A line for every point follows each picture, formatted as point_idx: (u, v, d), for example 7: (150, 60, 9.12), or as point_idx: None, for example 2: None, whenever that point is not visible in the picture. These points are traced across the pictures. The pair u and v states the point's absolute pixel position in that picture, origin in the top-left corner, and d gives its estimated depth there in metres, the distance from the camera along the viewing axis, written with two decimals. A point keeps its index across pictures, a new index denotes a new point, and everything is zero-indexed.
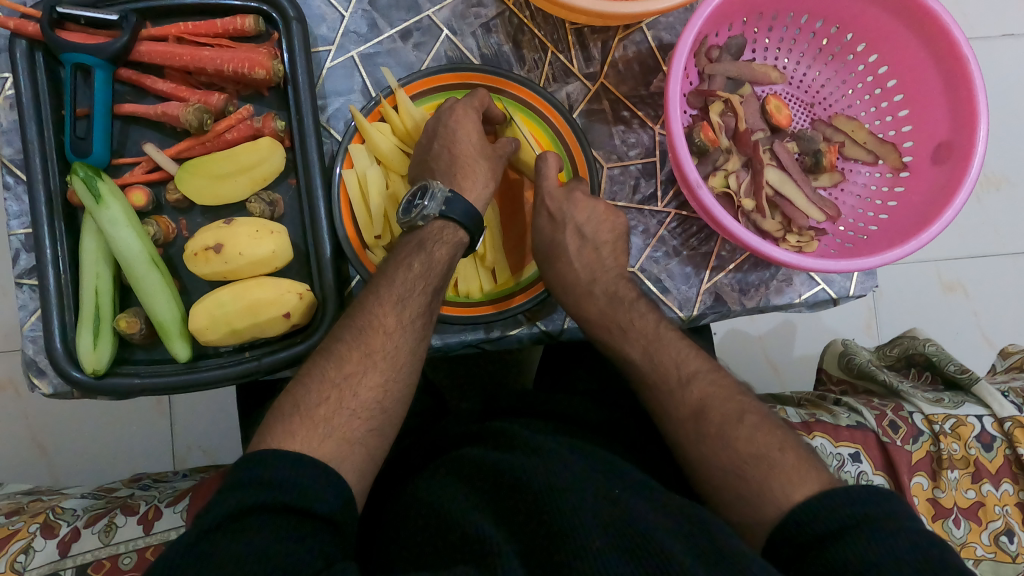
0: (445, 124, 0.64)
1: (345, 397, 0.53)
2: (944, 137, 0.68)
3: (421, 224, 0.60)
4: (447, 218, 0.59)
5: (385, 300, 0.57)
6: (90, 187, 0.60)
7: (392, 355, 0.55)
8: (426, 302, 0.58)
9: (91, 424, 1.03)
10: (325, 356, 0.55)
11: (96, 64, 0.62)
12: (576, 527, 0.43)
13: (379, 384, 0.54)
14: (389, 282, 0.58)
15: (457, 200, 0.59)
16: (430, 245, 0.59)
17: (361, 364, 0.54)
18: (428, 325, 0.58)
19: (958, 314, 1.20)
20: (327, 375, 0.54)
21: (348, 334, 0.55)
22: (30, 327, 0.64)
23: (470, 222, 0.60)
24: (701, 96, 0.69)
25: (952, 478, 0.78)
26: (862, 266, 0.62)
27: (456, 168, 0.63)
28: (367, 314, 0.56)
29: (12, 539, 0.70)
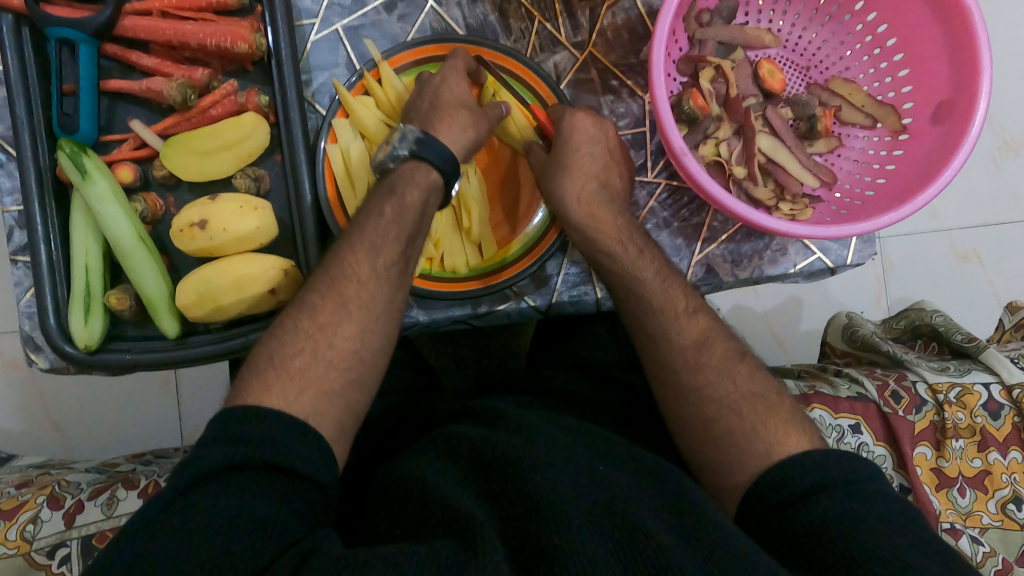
0: (431, 84, 0.63)
1: (319, 347, 0.51)
2: (945, 96, 0.66)
3: (392, 166, 0.60)
4: (420, 158, 0.59)
5: (358, 247, 0.55)
6: (76, 162, 0.60)
7: (368, 303, 0.54)
8: (400, 250, 0.57)
9: (98, 402, 1.05)
10: (299, 309, 0.53)
11: (80, 39, 0.61)
12: (544, 495, 0.42)
13: (355, 334, 0.52)
14: (362, 230, 0.56)
15: (430, 140, 0.59)
16: (401, 188, 0.58)
17: (334, 314, 0.52)
18: (403, 274, 0.57)
19: (972, 283, 1.17)
20: (302, 326, 0.52)
21: (321, 283, 0.54)
22: (26, 304, 0.65)
23: (445, 164, 0.60)
24: (691, 63, 0.67)
25: (956, 447, 0.76)
26: (855, 231, 0.60)
27: (434, 114, 0.61)
28: (340, 263, 0.55)
29: (19, 510, 0.72)
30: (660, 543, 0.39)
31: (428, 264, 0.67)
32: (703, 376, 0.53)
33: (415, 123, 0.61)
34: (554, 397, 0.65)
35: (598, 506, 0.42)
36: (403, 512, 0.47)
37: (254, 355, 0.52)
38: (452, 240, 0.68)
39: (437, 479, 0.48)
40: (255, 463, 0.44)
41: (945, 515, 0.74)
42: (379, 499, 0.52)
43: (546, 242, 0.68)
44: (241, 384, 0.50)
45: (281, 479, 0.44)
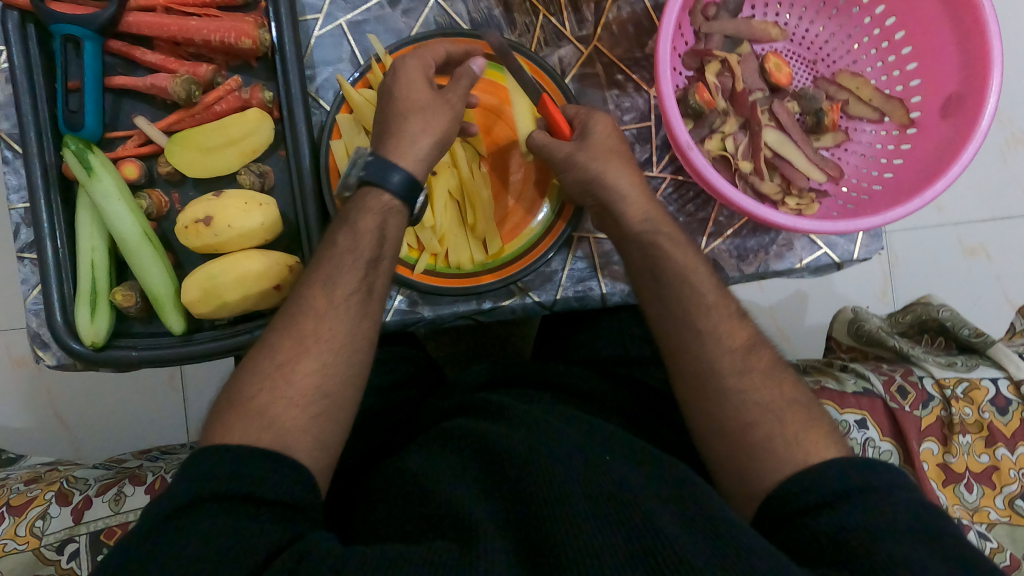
0: (391, 80, 0.59)
1: (278, 386, 0.50)
2: (954, 89, 0.65)
3: (352, 190, 0.60)
4: (366, 182, 0.56)
5: (313, 283, 0.54)
6: (82, 159, 0.60)
7: (328, 336, 0.52)
8: (359, 277, 0.55)
9: (105, 399, 1.05)
10: (262, 349, 0.52)
11: (85, 36, 0.61)
12: (547, 494, 0.42)
13: (315, 368, 0.51)
14: (319, 265, 0.55)
15: (374, 163, 0.56)
16: (354, 217, 0.56)
17: (292, 352, 0.51)
18: (368, 301, 0.55)
19: (979, 277, 1.16)
20: (260, 367, 0.51)
21: (279, 323, 0.53)
22: (33, 301, 0.65)
23: (401, 188, 0.56)
24: (696, 57, 0.67)
25: (964, 442, 0.77)
26: (862, 226, 0.60)
27: (385, 130, 0.58)
28: (298, 300, 0.54)
29: (29, 506, 0.73)
30: (669, 535, 0.39)
31: (431, 259, 0.67)
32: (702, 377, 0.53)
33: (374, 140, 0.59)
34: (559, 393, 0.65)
35: (604, 499, 0.41)
36: (408, 509, 0.47)
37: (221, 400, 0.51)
38: (456, 236, 0.68)
39: (443, 477, 0.48)
40: (236, 495, 0.43)
41: (952, 511, 0.74)
42: (383, 494, 0.52)
43: (547, 240, 0.67)
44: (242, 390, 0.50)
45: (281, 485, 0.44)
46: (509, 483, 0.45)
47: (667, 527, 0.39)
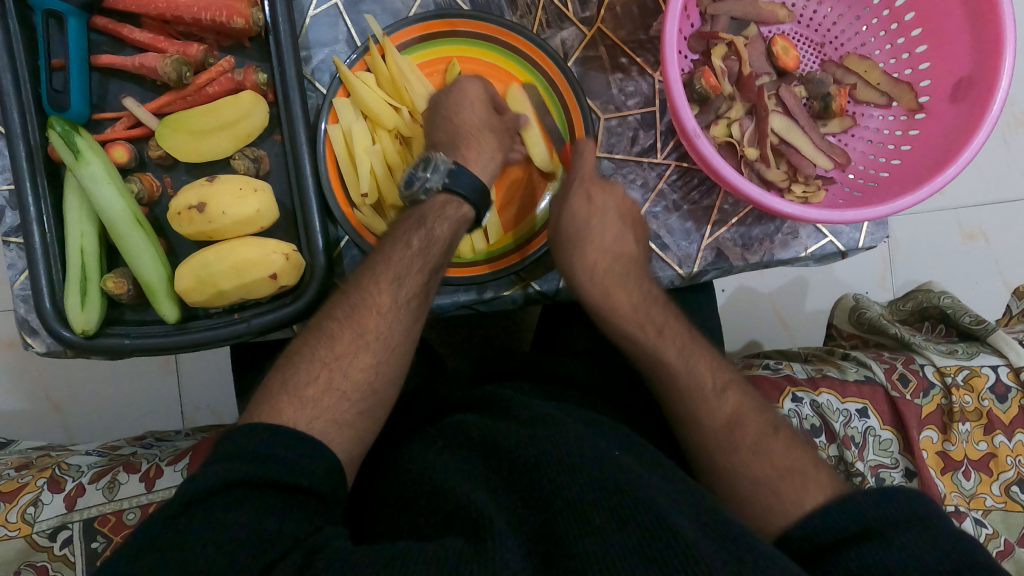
0: (459, 107, 0.63)
1: (334, 379, 0.52)
2: (965, 72, 0.64)
3: (423, 198, 0.60)
4: (451, 191, 0.59)
5: (382, 278, 0.56)
6: (68, 140, 0.58)
7: (386, 335, 0.55)
8: (424, 281, 0.57)
9: (98, 383, 1.04)
10: (317, 336, 0.54)
11: (68, 12, 0.59)
12: (567, 492, 0.42)
13: (370, 365, 0.53)
14: (386, 260, 0.57)
15: (463, 173, 0.59)
16: (431, 220, 0.58)
17: (352, 346, 0.53)
18: (424, 305, 0.58)
19: (978, 261, 1.16)
20: (318, 355, 0.53)
21: (342, 311, 0.55)
22: (20, 286, 0.63)
23: (475, 197, 0.60)
24: (703, 39, 0.65)
25: (963, 431, 0.76)
26: (871, 216, 0.59)
27: (460, 139, 0.62)
28: (362, 293, 0.55)
29: (20, 492, 0.72)
30: (680, 531, 0.38)
31: None
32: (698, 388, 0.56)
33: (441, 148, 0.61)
34: (559, 384, 0.65)
35: (618, 502, 0.40)
36: (415, 506, 0.47)
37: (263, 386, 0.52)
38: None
39: (448, 473, 0.47)
40: (256, 481, 0.43)
41: (949, 498, 0.74)
42: (390, 486, 0.52)
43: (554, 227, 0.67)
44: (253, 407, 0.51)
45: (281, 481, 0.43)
46: (525, 481, 0.44)
47: (691, 533, 0.39)
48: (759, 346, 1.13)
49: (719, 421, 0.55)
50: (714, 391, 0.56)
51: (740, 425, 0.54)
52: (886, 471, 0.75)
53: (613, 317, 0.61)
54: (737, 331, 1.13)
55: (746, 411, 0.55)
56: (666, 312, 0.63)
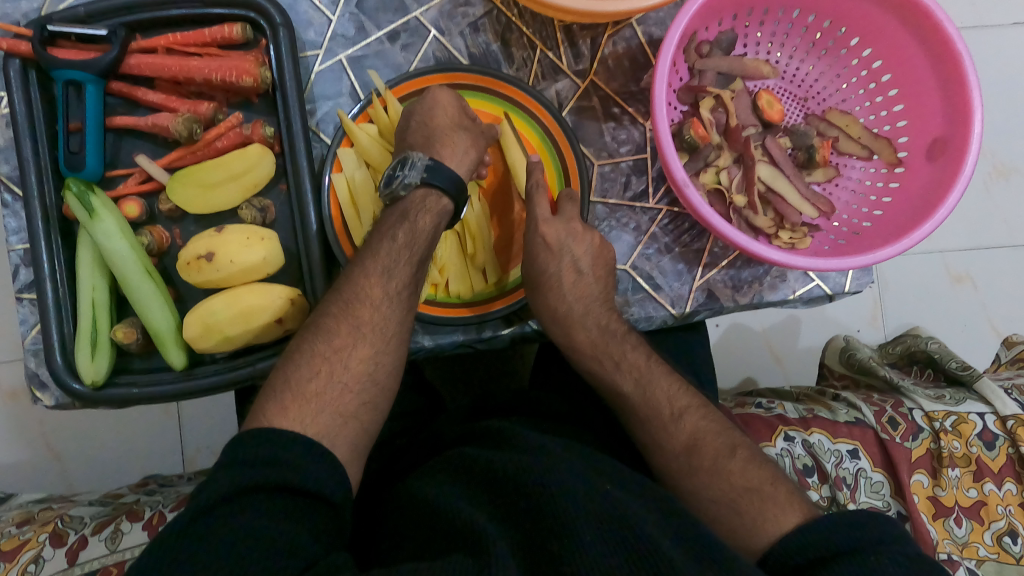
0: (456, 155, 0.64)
1: (335, 370, 0.54)
2: (938, 133, 0.67)
3: (403, 194, 0.61)
4: (429, 184, 0.61)
5: (370, 272, 0.58)
6: (83, 201, 0.60)
7: (380, 326, 0.57)
8: (411, 273, 0.60)
9: (101, 428, 1.05)
10: (314, 333, 0.56)
11: (87, 80, 0.61)
12: (564, 523, 0.43)
13: (369, 355, 0.56)
14: (374, 255, 0.59)
15: (439, 167, 0.61)
16: (414, 214, 0.60)
17: (350, 337, 0.56)
18: (414, 295, 0.60)
19: (966, 304, 1.19)
20: (317, 349, 0.55)
21: (335, 307, 0.57)
22: (32, 341, 0.65)
23: (454, 189, 0.62)
24: (691, 92, 0.68)
25: (952, 476, 0.77)
26: (853, 263, 0.61)
27: (434, 139, 0.63)
28: (353, 286, 0.57)
29: (21, 550, 0.72)
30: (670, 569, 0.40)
31: (432, 289, 0.69)
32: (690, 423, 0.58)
33: (417, 149, 0.63)
34: (557, 421, 0.67)
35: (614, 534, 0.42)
36: (422, 530, 0.48)
37: (269, 380, 0.54)
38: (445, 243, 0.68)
39: (448, 495, 0.49)
40: (268, 484, 0.45)
41: (941, 545, 0.75)
42: (394, 514, 0.53)
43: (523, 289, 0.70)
44: (257, 407, 0.53)
45: (296, 499, 0.46)
46: (523, 514, 0.46)
47: (680, 559, 0.41)
48: (753, 383, 1.15)
49: (680, 444, 0.57)
50: (673, 417, 0.59)
51: (698, 450, 0.56)
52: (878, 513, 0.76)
53: (595, 351, 0.64)
54: (732, 366, 1.15)
55: (705, 435, 0.57)
56: (625, 342, 0.64)
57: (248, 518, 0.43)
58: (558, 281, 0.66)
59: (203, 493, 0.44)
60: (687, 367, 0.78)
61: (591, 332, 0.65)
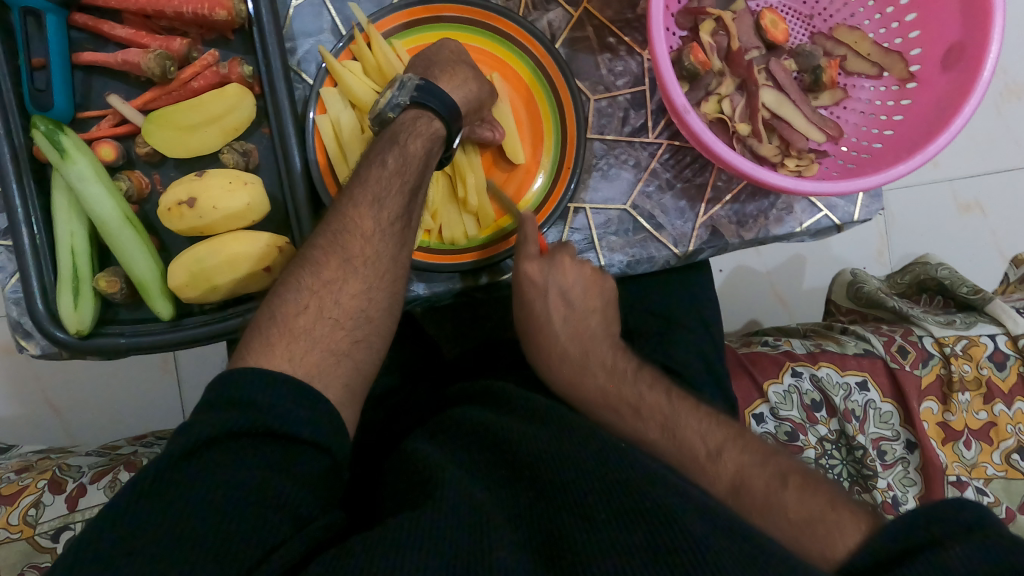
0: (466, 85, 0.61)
1: (324, 305, 0.52)
2: (955, 40, 0.64)
3: (392, 116, 0.59)
4: (421, 105, 0.57)
5: (361, 202, 0.55)
6: (53, 140, 0.58)
7: (373, 261, 0.55)
8: (404, 203, 0.57)
9: (98, 384, 1.04)
10: (301, 266, 0.53)
11: (46, 9, 0.59)
12: (561, 484, 0.42)
13: (361, 291, 0.53)
14: (364, 183, 0.56)
15: (432, 88, 0.57)
16: (404, 138, 0.57)
17: (340, 272, 0.53)
18: (407, 228, 0.57)
19: (976, 234, 1.16)
20: (304, 284, 0.52)
21: (324, 240, 0.54)
22: (12, 289, 0.63)
23: (447, 113, 0.58)
24: (690, 15, 0.65)
25: (962, 401, 0.76)
26: (863, 186, 0.59)
27: (435, 68, 0.61)
28: (342, 219, 0.55)
29: (22, 494, 0.72)
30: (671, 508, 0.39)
31: (425, 236, 0.66)
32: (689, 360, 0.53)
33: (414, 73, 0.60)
34: None
35: (613, 485, 0.41)
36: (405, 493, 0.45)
37: (254, 319, 0.52)
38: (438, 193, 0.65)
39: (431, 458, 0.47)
40: (255, 431, 0.43)
41: (951, 468, 0.74)
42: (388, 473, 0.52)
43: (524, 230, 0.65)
44: (240, 347, 0.50)
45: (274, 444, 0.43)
46: (516, 483, 0.44)
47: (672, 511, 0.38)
48: (757, 325, 1.13)
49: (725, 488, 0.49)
50: (713, 448, 0.51)
51: None
52: (887, 443, 0.75)
53: (606, 403, 0.57)
54: (736, 310, 1.13)
55: (749, 463, 0.50)
56: (637, 385, 0.58)
57: (227, 466, 0.41)
58: (544, 321, 0.63)
59: (178, 436, 0.41)
60: (690, 308, 0.76)
61: (596, 376, 0.59)
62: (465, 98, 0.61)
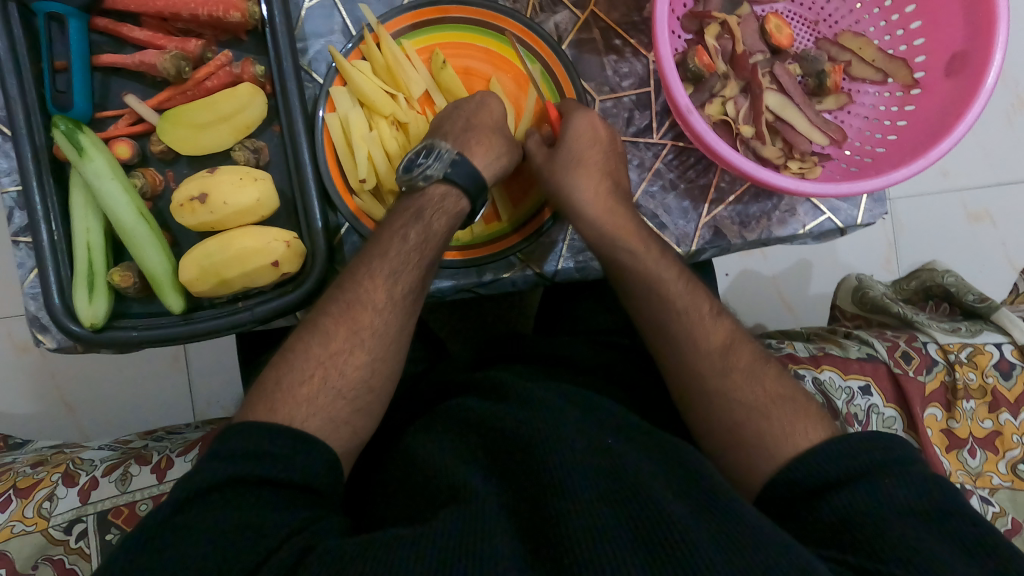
0: (468, 108, 0.63)
1: (330, 375, 0.52)
2: (959, 47, 0.64)
3: (423, 185, 0.60)
4: (450, 182, 0.59)
5: (377, 273, 0.56)
6: (71, 138, 0.59)
7: (381, 333, 0.55)
8: (420, 275, 0.58)
9: (111, 381, 1.06)
10: (311, 333, 0.54)
11: (68, 13, 0.61)
12: (548, 475, 0.41)
13: (364, 362, 0.54)
14: (384, 254, 0.57)
15: (465, 165, 0.60)
16: (428, 215, 0.59)
17: (348, 341, 0.54)
18: (418, 301, 0.58)
19: (984, 242, 1.16)
20: (313, 352, 0.53)
21: (337, 308, 0.55)
22: (30, 285, 0.65)
23: (474, 190, 0.61)
24: (696, 19, 0.66)
25: (966, 408, 0.76)
26: (864, 188, 0.59)
27: (471, 134, 0.61)
28: (358, 289, 0.56)
29: (35, 488, 0.74)
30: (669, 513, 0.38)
31: None
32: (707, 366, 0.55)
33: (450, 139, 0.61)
34: (559, 367, 0.66)
35: (610, 488, 0.40)
36: (411, 496, 0.46)
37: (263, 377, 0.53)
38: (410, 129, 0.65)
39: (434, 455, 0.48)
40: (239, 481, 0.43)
41: (955, 476, 0.74)
42: (389, 473, 0.52)
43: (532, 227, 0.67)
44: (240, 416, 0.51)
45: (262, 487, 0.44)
46: (510, 470, 0.44)
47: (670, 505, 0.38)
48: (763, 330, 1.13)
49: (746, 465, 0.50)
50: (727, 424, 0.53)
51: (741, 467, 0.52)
52: None
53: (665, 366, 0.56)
54: (743, 314, 1.13)
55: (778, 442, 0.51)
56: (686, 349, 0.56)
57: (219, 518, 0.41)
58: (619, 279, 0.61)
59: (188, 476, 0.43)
60: None
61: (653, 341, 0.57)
62: (493, 170, 0.63)
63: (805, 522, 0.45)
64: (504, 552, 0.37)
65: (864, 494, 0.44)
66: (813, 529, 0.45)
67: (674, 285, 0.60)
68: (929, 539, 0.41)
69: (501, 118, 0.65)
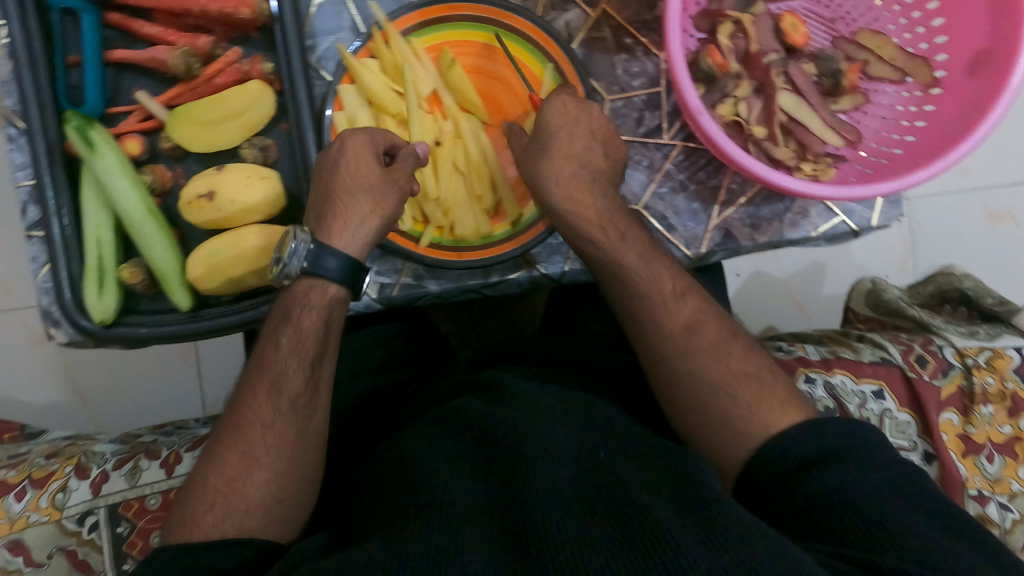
0: (334, 159, 0.57)
1: (231, 501, 0.49)
2: (983, 45, 0.62)
3: (288, 282, 0.56)
4: (314, 276, 0.55)
5: (258, 386, 0.53)
6: (83, 135, 0.60)
7: (277, 447, 0.51)
8: (306, 377, 0.54)
9: (124, 373, 1.07)
10: (207, 464, 0.51)
11: (84, 8, 0.61)
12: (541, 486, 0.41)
13: (266, 479, 0.50)
14: (260, 368, 0.54)
15: (323, 253, 0.55)
16: (296, 315, 0.55)
17: (244, 464, 0.50)
18: (313, 401, 0.54)
19: (1004, 244, 1.13)
20: (209, 483, 0.50)
21: (225, 431, 0.52)
22: (43, 279, 0.65)
23: (344, 276, 0.55)
24: (709, 17, 0.65)
25: (985, 413, 0.75)
26: (879, 191, 0.58)
27: (329, 209, 0.56)
28: (241, 408, 0.52)
29: (49, 479, 0.74)
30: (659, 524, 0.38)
31: (437, 232, 0.66)
32: (693, 359, 0.54)
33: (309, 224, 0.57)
34: (564, 369, 0.65)
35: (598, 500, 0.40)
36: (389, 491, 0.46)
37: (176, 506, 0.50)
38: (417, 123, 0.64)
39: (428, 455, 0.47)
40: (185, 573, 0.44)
41: (972, 482, 0.73)
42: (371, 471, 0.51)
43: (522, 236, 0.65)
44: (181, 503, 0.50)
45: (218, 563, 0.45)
46: (500, 475, 0.43)
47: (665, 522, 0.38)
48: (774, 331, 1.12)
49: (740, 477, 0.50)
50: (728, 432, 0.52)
51: None
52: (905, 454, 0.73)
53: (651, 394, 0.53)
54: (755, 315, 1.11)
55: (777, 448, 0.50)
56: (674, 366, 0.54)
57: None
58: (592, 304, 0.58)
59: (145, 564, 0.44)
60: None
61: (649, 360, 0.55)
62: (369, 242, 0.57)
63: (810, 530, 0.44)
64: (471, 561, 0.36)
65: (872, 506, 0.43)
66: (823, 536, 0.43)
67: (672, 290, 0.57)
68: (944, 546, 0.41)
69: (370, 173, 0.57)
